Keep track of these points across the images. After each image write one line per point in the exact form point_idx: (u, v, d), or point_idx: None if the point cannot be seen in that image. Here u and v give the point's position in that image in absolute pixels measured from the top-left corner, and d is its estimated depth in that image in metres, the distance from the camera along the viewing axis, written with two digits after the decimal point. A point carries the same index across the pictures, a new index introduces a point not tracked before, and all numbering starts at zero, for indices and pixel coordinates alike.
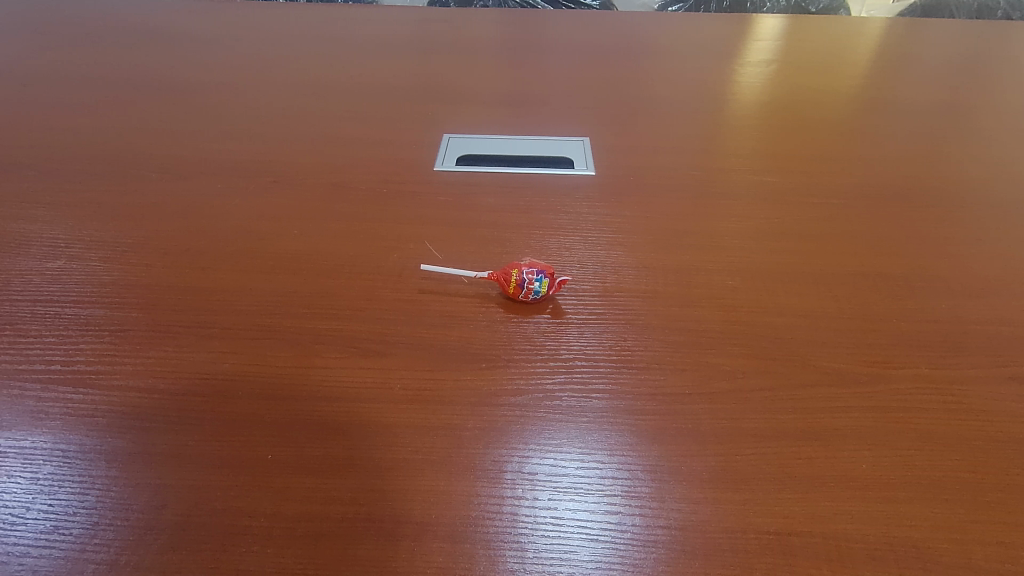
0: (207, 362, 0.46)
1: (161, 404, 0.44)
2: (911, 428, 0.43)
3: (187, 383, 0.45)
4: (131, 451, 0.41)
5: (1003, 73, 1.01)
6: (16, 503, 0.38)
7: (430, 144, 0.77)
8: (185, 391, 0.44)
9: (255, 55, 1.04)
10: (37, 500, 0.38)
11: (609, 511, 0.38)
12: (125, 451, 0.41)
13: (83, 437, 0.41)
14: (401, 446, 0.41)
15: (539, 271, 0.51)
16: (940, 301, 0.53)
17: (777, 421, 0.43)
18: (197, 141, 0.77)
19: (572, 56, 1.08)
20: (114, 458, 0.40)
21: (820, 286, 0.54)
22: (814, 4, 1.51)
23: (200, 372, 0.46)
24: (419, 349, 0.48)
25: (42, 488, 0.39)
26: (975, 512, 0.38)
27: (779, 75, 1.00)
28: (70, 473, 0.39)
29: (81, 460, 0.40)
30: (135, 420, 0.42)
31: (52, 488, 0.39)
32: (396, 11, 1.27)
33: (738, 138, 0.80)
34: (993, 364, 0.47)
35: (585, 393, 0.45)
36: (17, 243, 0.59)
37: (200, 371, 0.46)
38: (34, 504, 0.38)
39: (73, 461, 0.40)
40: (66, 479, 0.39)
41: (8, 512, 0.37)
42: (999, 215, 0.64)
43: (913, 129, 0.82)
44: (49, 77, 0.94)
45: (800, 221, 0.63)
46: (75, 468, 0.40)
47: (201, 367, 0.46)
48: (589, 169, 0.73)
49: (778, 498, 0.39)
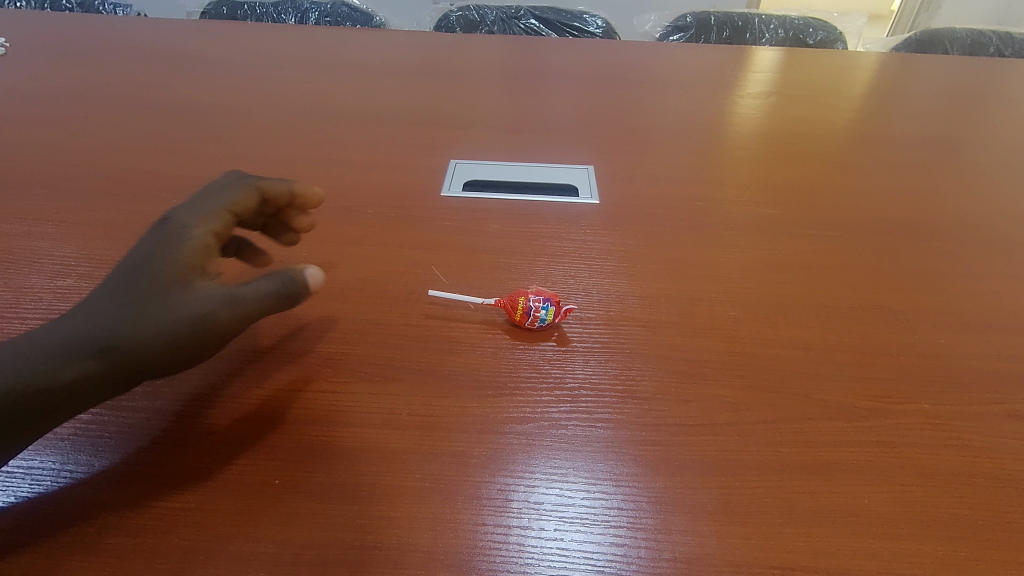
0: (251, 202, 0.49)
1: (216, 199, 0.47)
2: (911, 464, 0.43)
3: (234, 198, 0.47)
4: (200, 219, 0.44)
5: (996, 109, 1.04)
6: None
7: (436, 169, 0.79)
8: (148, 393, 0.46)
9: (264, 77, 1.06)
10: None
11: (614, 543, 0.38)
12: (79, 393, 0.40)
13: (33, 485, 0.40)
14: (408, 473, 0.42)
15: (546, 300, 0.52)
16: (939, 337, 0.54)
17: (780, 454, 0.43)
18: (208, 161, 0.78)
19: (575, 83, 1.10)
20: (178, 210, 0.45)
21: (820, 319, 0.55)
22: (811, 37, 1.56)
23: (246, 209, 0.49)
24: (426, 375, 0.48)
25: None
26: (977, 549, 0.39)
27: (776, 107, 1.03)
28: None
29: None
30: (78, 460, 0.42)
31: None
32: (404, 35, 1.30)
33: (737, 168, 0.82)
34: (990, 400, 0.48)
35: (590, 422, 0.46)
36: (26, 260, 0.59)
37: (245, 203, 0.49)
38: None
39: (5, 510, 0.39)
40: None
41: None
42: (994, 251, 0.66)
43: (907, 162, 0.84)
44: (61, 95, 0.96)
45: (801, 253, 0.64)
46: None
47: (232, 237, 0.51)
48: (593, 198, 0.74)
49: (781, 532, 0.39)
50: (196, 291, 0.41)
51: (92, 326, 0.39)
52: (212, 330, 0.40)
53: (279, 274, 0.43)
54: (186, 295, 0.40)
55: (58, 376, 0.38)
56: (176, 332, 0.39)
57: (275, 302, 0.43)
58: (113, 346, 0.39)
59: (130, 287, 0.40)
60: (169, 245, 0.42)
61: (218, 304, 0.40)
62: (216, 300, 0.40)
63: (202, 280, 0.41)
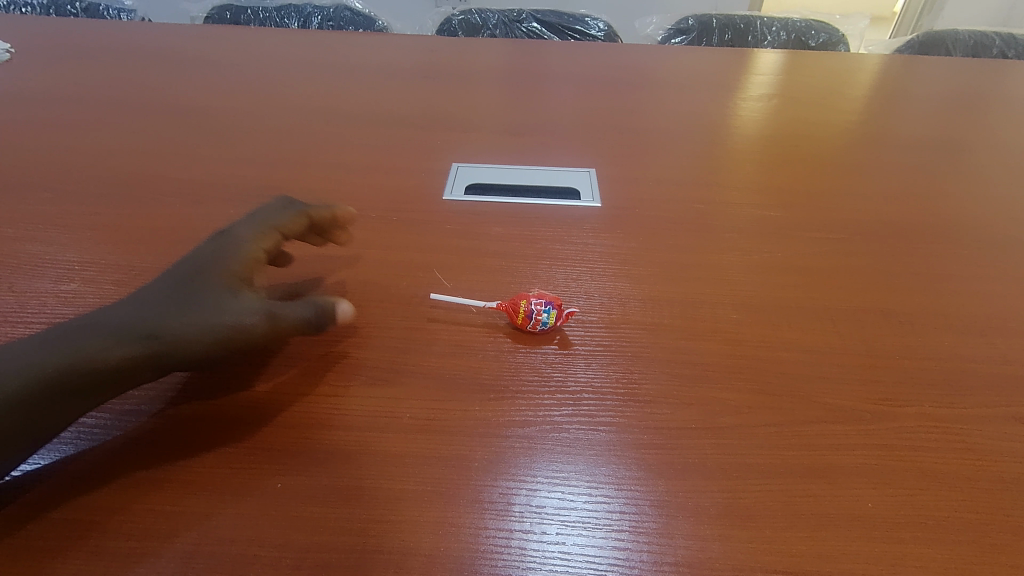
0: (298, 231, 0.55)
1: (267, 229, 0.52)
2: (914, 467, 0.43)
3: (285, 225, 0.54)
4: (256, 241, 0.51)
5: (1000, 111, 1.04)
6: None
7: (439, 172, 0.79)
8: (152, 394, 0.46)
9: (267, 81, 1.07)
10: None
11: (616, 547, 0.38)
12: (82, 393, 0.41)
13: (35, 490, 0.40)
14: (410, 477, 0.42)
15: (548, 302, 0.52)
16: (942, 340, 0.54)
17: (783, 457, 0.43)
18: (211, 165, 0.79)
19: (577, 86, 1.10)
20: (238, 231, 0.51)
21: (823, 322, 0.55)
22: (813, 39, 1.56)
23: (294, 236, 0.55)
24: (428, 379, 0.48)
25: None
26: (982, 553, 0.38)
27: (778, 109, 1.03)
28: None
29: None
30: (76, 462, 0.42)
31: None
32: (407, 39, 1.31)
33: (739, 171, 0.81)
34: (994, 403, 0.48)
35: (592, 425, 0.45)
36: (31, 264, 0.60)
37: (294, 231, 0.55)
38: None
39: (6, 514, 0.39)
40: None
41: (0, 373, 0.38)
42: (998, 253, 0.65)
43: (910, 164, 0.84)
44: (65, 99, 0.96)
45: (803, 255, 0.64)
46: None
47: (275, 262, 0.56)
48: (595, 200, 0.74)
49: (784, 536, 0.39)
50: (240, 301, 0.45)
51: (145, 318, 0.43)
52: (247, 337, 0.44)
53: (315, 301, 0.47)
54: (231, 302, 0.45)
55: (102, 358, 0.41)
56: (217, 332, 0.43)
57: (307, 326, 0.46)
58: (159, 336, 0.42)
59: (186, 290, 0.45)
60: (223, 262, 0.48)
61: (258, 316, 0.44)
62: (256, 311, 0.44)
63: (247, 291, 0.46)
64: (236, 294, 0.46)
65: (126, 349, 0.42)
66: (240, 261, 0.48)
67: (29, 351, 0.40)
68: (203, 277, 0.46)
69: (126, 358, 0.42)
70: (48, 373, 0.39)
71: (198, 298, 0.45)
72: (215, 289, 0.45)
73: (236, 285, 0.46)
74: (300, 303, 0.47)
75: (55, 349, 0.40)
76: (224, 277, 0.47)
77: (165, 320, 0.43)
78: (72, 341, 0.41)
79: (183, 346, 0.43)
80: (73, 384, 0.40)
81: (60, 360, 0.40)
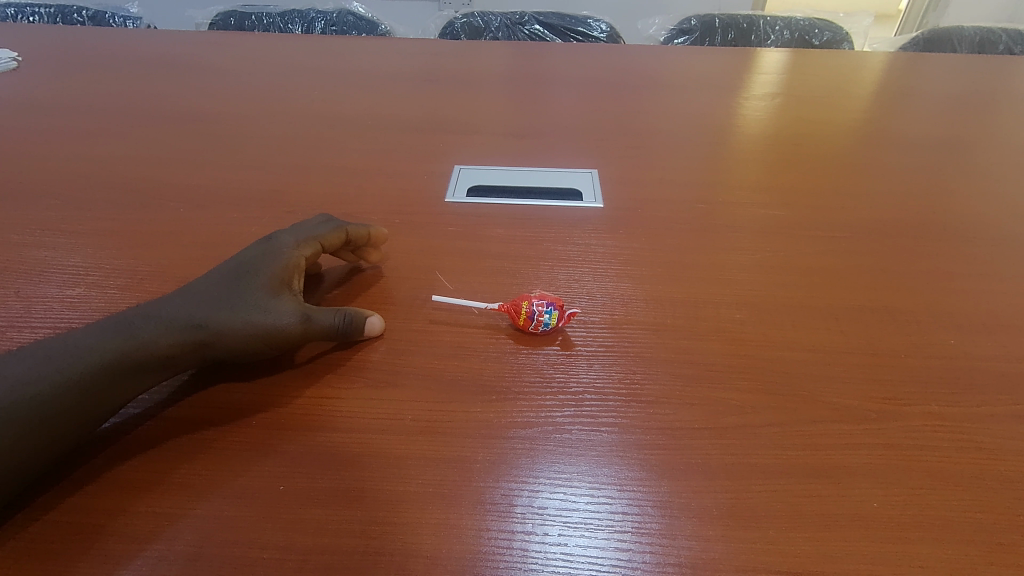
0: (338, 245, 0.57)
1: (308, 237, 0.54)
2: (921, 467, 0.43)
3: (326, 238, 0.56)
4: (298, 249, 0.53)
5: (1006, 108, 1.03)
6: (20, 378, 0.39)
7: (441, 175, 0.79)
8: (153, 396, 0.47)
9: (271, 86, 1.07)
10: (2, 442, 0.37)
11: (619, 548, 0.38)
12: (117, 378, 0.43)
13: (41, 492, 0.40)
14: (412, 479, 0.42)
15: (549, 304, 0.52)
16: (949, 339, 0.53)
17: (787, 458, 0.43)
18: (215, 170, 0.79)
19: (580, 88, 1.10)
20: (283, 237, 0.54)
21: (827, 321, 0.55)
22: (817, 38, 1.55)
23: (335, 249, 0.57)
24: (430, 380, 0.49)
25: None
26: (990, 553, 0.38)
27: (782, 109, 1.02)
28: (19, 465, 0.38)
29: (17, 475, 0.38)
30: (83, 470, 0.42)
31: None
32: (410, 43, 1.31)
33: (743, 170, 0.81)
34: (1001, 402, 0.47)
35: (594, 426, 0.45)
36: (37, 269, 0.60)
37: (334, 245, 0.57)
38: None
39: (11, 516, 0.39)
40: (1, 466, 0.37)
41: (45, 363, 0.41)
42: (1005, 251, 0.65)
43: (915, 162, 0.83)
44: (72, 107, 0.97)
45: (808, 254, 0.64)
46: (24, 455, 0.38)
47: (310, 272, 0.59)
48: (597, 201, 0.74)
49: (789, 536, 0.39)
50: (280, 302, 0.48)
51: (193, 310, 0.46)
52: (282, 337, 0.47)
53: (345, 310, 0.50)
54: (272, 303, 0.47)
55: (150, 344, 0.44)
56: (258, 329, 0.46)
57: (337, 332, 0.49)
58: (205, 327, 0.45)
59: (231, 287, 0.48)
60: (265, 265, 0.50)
61: (295, 319, 0.47)
62: (293, 313, 0.47)
63: (285, 296, 0.49)
64: (278, 296, 0.48)
65: (173, 337, 0.45)
66: (282, 266, 0.51)
67: (81, 339, 0.43)
68: (248, 277, 0.49)
69: (174, 345, 0.45)
70: (97, 359, 0.42)
71: (242, 296, 0.48)
72: (258, 290, 0.48)
73: (277, 288, 0.49)
74: (332, 313, 0.49)
75: (107, 336, 0.44)
76: (266, 279, 0.49)
77: (211, 314, 0.46)
78: (122, 330, 0.44)
79: (225, 340, 0.46)
80: (117, 372, 0.43)
81: (108, 348, 0.43)
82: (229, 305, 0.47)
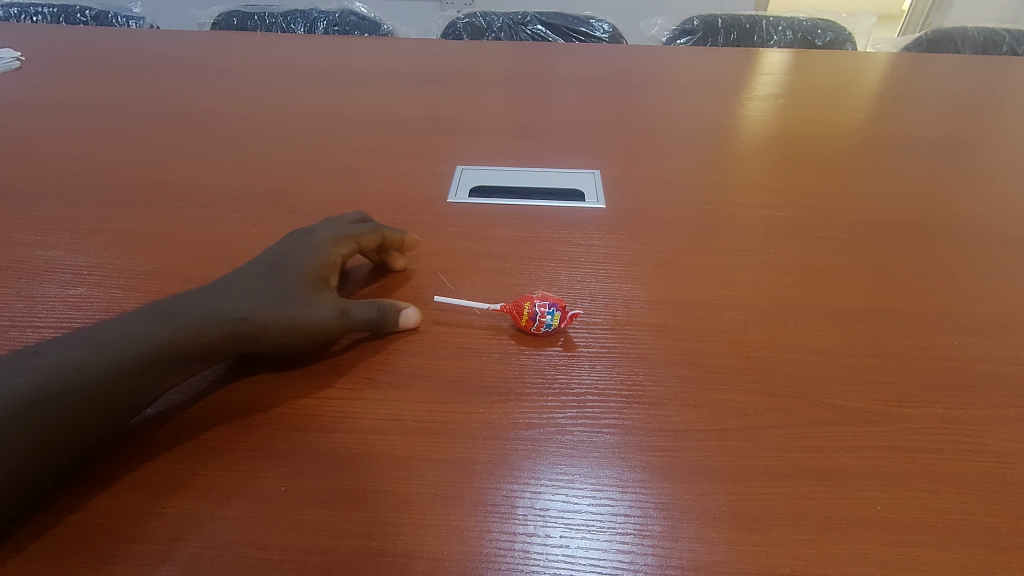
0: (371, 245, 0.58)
1: (345, 237, 0.55)
2: (924, 469, 0.42)
3: (360, 237, 0.56)
4: (335, 247, 0.54)
5: (1009, 109, 1.02)
6: (69, 363, 0.39)
7: (443, 175, 0.79)
8: (185, 390, 0.47)
9: (273, 86, 1.08)
10: (44, 428, 0.37)
11: (621, 550, 0.38)
12: (156, 370, 0.43)
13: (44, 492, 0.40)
14: (413, 479, 0.42)
15: (551, 304, 0.52)
16: (952, 340, 0.53)
17: (790, 460, 0.43)
18: (218, 170, 0.79)
19: (582, 88, 1.10)
20: (320, 236, 0.55)
21: (831, 322, 0.54)
22: (820, 38, 1.54)
23: (369, 251, 0.58)
24: (432, 381, 0.48)
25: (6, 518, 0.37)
26: (994, 556, 0.38)
27: (785, 109, 1.02)
28: (56, 453, 0.38)
29: (50, 462, 0.38)
30: (89, 469, 0.42)
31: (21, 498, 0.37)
32: (412, 43, 1.31)
33: (747, 172, 0.81)
34: (1005, 404, 0.47)
35: (596, 427, 0.45)
36: (39, 269, 0.60)
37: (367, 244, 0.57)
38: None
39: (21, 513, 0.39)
40: (37, 451, 0.37)
41: (91, 349, 0.41)
42: (1009, 252, 0.65)
43: (919, 163, 0.83)
44: (74, 107, 0.97)
45: (811, 256, 0.63)
46: (61, 443, 0.38)
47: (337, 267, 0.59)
48: (600, 202, 0.74)
49: (791, 539, 0.38)
50: (320, 300, 0.48)
51: (237, 303, 0.47)
52: (323, 333, 0.47)
53: (380, 303, 0.51)
54: (312, 300, 0.48)
55: (197, 335, 0.44)
56: (299, 324, 0.46)
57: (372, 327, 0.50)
58: (250, 321, 0.46)
59: (273, 282, 0.49)
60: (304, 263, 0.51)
61: (334, 315, 0.48)
62: (333, 308, 0.48)
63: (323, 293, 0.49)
64: (316, 294, 0.49)
65: (219, 329, 0.45)
66: (320, 264, 0.51)
67: (127, 325, 0.43)
68: (288, 274, 0.50)
69: (219, 338, 0.45)
70: (143, 348, 0.42)
71: (284, 292, 0.48)
72: (298, 287, 0.49)
73: (316, 285, 0.50)
74: (370, 309, 0.50)
75: (154, 324, 0.43)
76: (305, 276, 0.50)
77: (256, 308, 0.46)
78: (167, 320, 0.44)
79: (268, 334, 0.46)
80: (159, 362, 0.43)
81: (154, 338, 0.43)
82: (273, 300, 0.47)
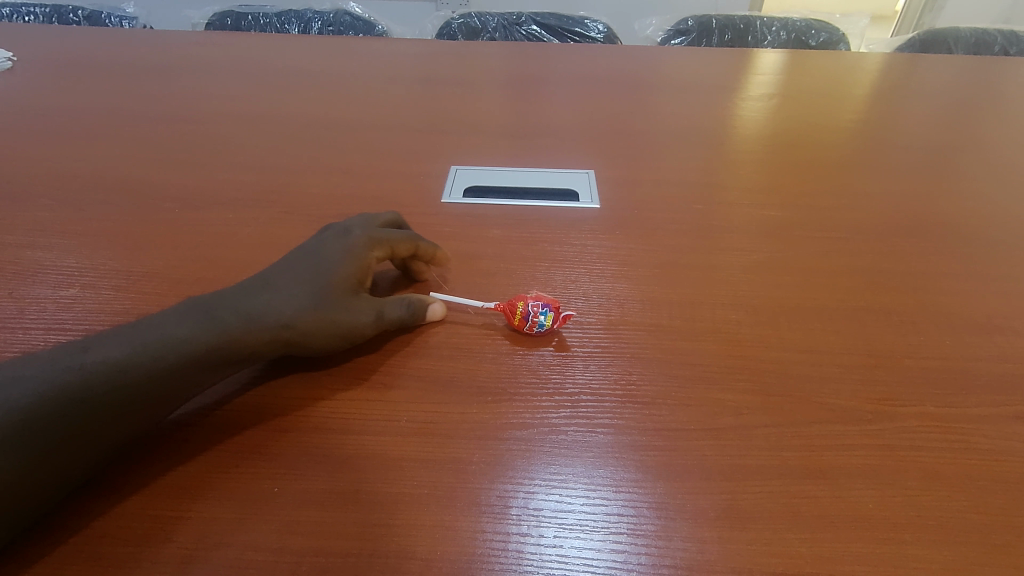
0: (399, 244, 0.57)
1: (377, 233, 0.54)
2: (916, 467, 0.43)
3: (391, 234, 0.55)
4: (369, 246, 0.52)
5: (1001, 109, 1.03)
6: (112, 365, 0.39)
7: (437, 176, 0.79)
8: (213, 394, 0.47)
9: (266, 87, 1.07)
10: (75, 424, 0.37)
11: (615, 550, 0.38)
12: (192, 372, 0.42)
13: None
14: (408, 480, 0.42)
15: (545, 304, 0.52)
16: (944, 339, 0.53)
17: (784, 459, 0.43)
18: (211, 171, 0.79)
19: (576, 89, 1.10)
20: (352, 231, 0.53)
21: (825, 322, 0.55)
22: (813, 39, 1.55)
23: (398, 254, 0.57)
24: (427, 382, 0.48)
25: (35, 514, 0.37)
26: (985, 554, 0.38)
27: (779, 109, 1.02)
28: (79, 447, 0.38)
29: (73, 455, 0.38)
30: None
31: (51, 494, 0.38)
32: (406, 44, 1.31)
33: (742, 172, 0.81)
34: (997, 402, 0.48)
35: (589, 427, 0.45)
36: (30, 270, 0.60)
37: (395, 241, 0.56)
38: (16, 522, 0.36)
39: None
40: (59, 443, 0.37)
41: (135, 349, 0.40)
42: (1000, 252, 0.65)
43: (911, 163, 0.83)
44: (65, 107, 0.97)
45: (804, 255, 0.64)
46: (87, 438, 0.38)
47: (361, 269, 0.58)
48: (594, 202, 0.74)
49: (784, 537, 0.39)
50: (359, 304, 0.48)
51: (280, 306, 0.45)
52: (359, 336, 0.48)
53: (408, 297, 0.52)
54: (352, 305, 0.48)
55: (239, 341, 0.43)
56: (340, 330, 0.47)
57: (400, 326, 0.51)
58: (293, 327, 0.45)
59: (313, 282, 0.48)
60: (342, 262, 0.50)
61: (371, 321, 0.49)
62: (370, 311, 0.49)
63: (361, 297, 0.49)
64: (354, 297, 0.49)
65: (261, 335, 0.44)
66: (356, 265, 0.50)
67: (170, 324, 0.42)
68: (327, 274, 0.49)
69: (262, 344, 0.44)
70: (185, 352, 0.41)
71: (325, 294, 0.47)
72: (338, 292, 0.48)
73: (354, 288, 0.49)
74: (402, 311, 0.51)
75: (198, 327, 0.42)
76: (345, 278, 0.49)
77: (298, 313, 0.45)
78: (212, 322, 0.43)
79: (311, 339, 0.46)
80: (199, 365, 0.42)
81: (198, 341, 0.42)
82: (315, 304, 0.46)
